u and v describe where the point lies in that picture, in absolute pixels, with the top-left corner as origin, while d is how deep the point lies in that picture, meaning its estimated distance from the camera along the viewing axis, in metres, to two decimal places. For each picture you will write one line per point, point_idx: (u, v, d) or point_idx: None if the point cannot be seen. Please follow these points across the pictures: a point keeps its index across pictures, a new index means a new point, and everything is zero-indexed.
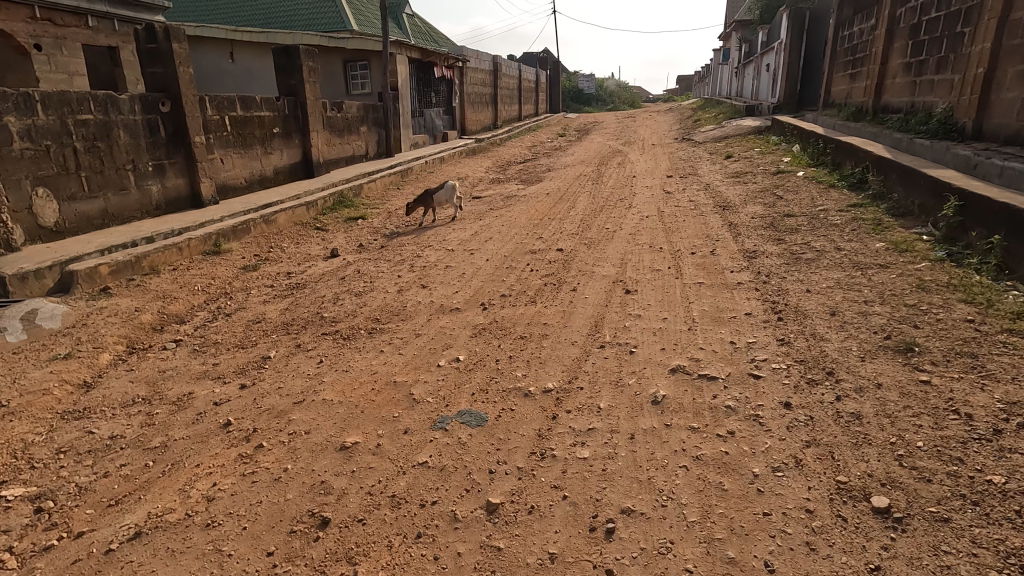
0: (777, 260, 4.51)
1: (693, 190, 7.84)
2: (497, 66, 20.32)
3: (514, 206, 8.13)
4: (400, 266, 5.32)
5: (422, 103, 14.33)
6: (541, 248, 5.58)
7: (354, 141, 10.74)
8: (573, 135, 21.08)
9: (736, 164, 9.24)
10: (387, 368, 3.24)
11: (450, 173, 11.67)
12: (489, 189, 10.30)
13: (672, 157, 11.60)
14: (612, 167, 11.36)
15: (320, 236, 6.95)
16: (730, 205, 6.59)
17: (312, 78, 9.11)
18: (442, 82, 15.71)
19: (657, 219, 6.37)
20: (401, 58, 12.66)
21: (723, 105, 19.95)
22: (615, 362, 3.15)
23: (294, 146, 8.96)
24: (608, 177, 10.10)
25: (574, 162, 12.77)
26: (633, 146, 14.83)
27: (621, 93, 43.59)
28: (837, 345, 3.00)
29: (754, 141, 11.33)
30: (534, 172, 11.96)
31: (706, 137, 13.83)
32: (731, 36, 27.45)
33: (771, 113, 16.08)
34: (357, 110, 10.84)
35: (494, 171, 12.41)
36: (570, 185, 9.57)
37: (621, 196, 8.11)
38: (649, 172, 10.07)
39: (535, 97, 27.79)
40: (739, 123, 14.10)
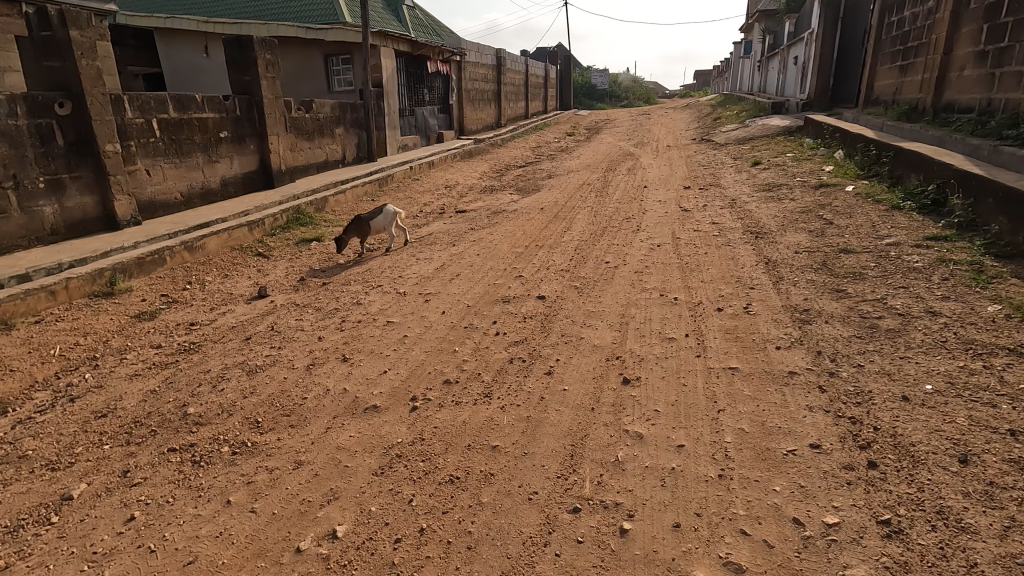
0: (841, 330, 3.15)
1: (715, 207, 6.48)
2: (500, 60, 18.96)
3: (500, 224, 6.83)
4: (330, 318, 4.06)
5: (413, 101, 13.06)
6: (518, 292, 4.28)
7: (327, 144, 9.50)
8: (583, 134, 19.67)
9: (766, 173, 7.83)
10: (211, 553, 1.96)
11: (438, 180, 10.39)
12: (478, 199, 9.02)
13: (690, 162, 10.18)
14: (621, 174, 9.99)
15: (257, 266, 5.72)
16: (762, 231, 5.22)
17: (270, 74, 7.88)
18: (437, 77, 14.43)
19: (672, 250, 5.04)
20: (387, 51, 11.39)
21: (746, 101, 18.39)
22: (593, 555, 1.84)
23: (248, 152, 7.74)
24: (615, 186, 8.75)
25: (580, 167, 11.41)
26: (647, 148, 13.42)
27: (636, 89, 41.90)
28: (997, 553, 1.65)
29: (785, 144, 9.86)
30: (533, 179, 10.66)
31: (728, 138, 12.36)
32: (754, 28, 25.76)
33: (800, 110, 14.55)
34: (331, 109, 9.60)
35: (489, 178, 11.11)
36: (570, 196, 8.23)
37: (628, 212, 6.76)
38: (663, 181, 8.69)
39: (544, 93, 26.36)
40: (766, 123, 12.62)
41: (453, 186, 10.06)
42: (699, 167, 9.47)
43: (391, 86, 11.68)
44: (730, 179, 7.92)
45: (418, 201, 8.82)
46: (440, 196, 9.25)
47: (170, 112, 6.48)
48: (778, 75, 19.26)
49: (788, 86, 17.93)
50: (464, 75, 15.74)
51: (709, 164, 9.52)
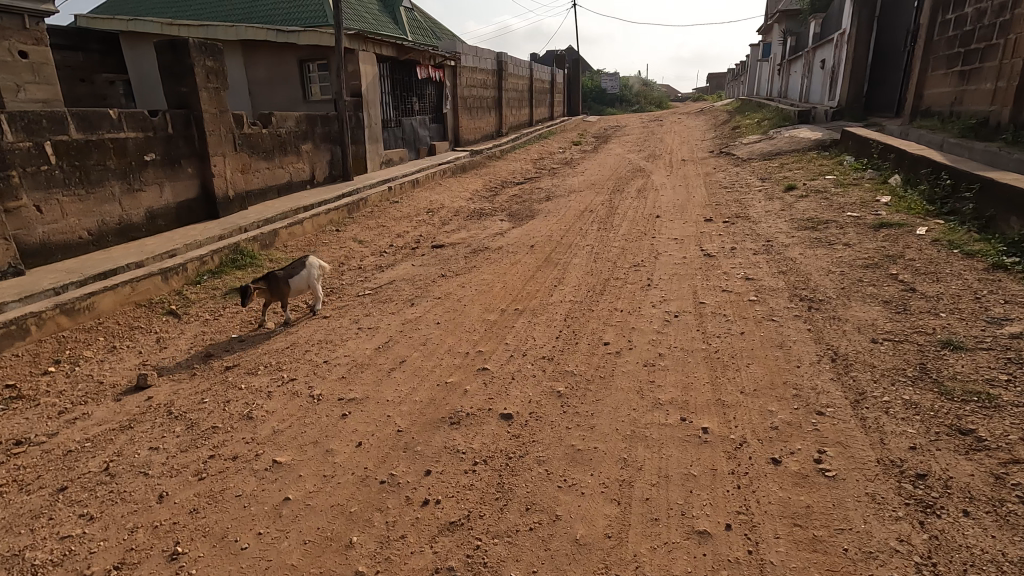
0: (1003, 546, 1.80)
1: (746, 251, 5.16)
2: (501, 65, 17.71)
3: (479, 268, 5.55)
4: (198, 447, 2.79)
5: (399, 111, 11.83)
6: (475, 405, 2.98)
7: (289, 164, 8.28)
8: (591, 143, 18.38)
9: (804, 203, 6.47)
10: None
11: (420, 203, 9.13)
12: (461, 228, 7.75)
13: (710, 183, 8.84)
14: (629, 196, 8.68)
15: (160, 333, 4.48)
16: (817, 300, 3.87)
17: (212, 84, 6.66)
18: (429, 85, 13.21)
19: (695, 329, 3.71)
20: (366, 56, 10.17)
21: (768, 108, 16.98)
22: None
23: (184, 178, 6.53)
24: (620, 214, 7.46)
25: (584, 186, 10.10)
26: (659, 162, 12.10)
27: (649, 93, 40.50)
28: None
29: (820, 163, 8.49)
30: (528, 201, 9.37)
31: (751, 151, 10.99)
32: (775, 30, 24.32)
33: (830, 119, 13.14)
34: (296, 123, 8.38)
35: (479, 200, 9.83)
36: (568, 228, 6.93)
37: (637, 256, 5.44)
38: (679, 209, 7.35)
39: (550, 98, 25.08)
40: (794, 135, 11.23)
41: (436, 210, 8.81)
42: (721, 190, 8.13)
43: (371, 95, 10.44)
44: (761, 210, 6.57)
45: (390, 231, 7.56)
46: (418, 224, 7.99)
47: (72, 133, 5.27)
48: (802, 81, 17.83)
49: (813, 93, 16.51)
50: (459, 82, 14.48)
51: (733, 187, 8.18)
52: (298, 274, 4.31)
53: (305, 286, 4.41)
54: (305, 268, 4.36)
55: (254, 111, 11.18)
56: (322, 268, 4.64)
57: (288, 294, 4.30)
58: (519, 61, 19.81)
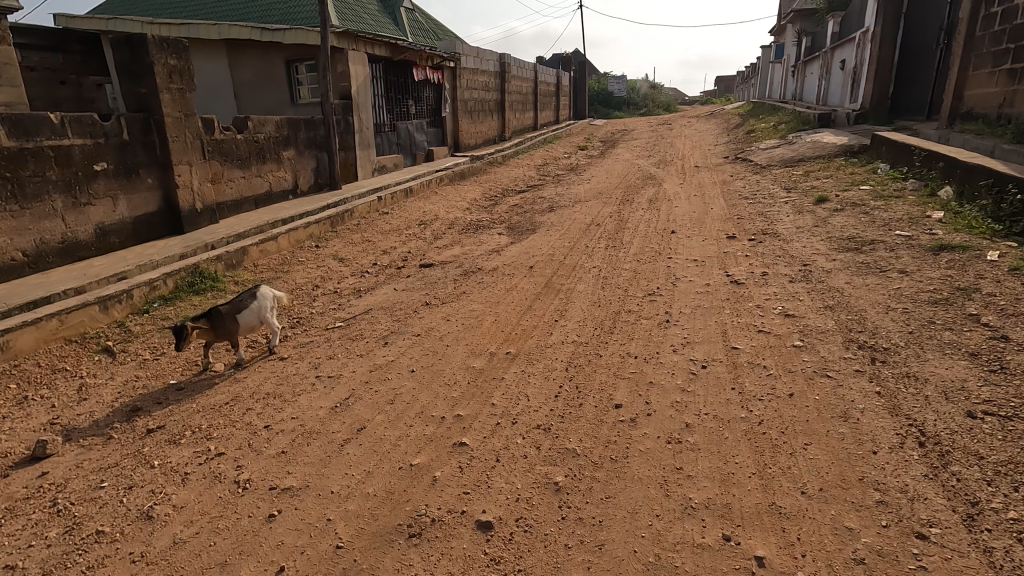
0: None
1: (779, 278, 4.41)
2: (504, 66, 17.02)
3: (469, 295, 4.83)
4: (70, 568, 2.07)
5: (393, 115, 11.14)
6: (444, 505, 2.24)
7: (268, 172, 7.60)
8: (598, 148, 17.66)
9: (840, 218, 5.70)
10: None
11: (412, 214, 8.43)
12: (455, 244, 7.04)
13: (728, 193, 8.09)
14: (640, 207, 7.94)
15: (86, 377, 3.78)
16: (881, 349, 3.11)
17: (175, 84, 5.98)
18: (426, 86, 12.52)
19: (730, 387, 2.96)
20: (357, 56, 9.49)
21: (784, 111, 16.19)
22: None
23: (142, 190, 5.84)
24: (629, 227, 6.72)
25: (590, 194, 9.38)
26: (670, 169, 11.35)
27: (656, 96, 39.72)
28: None
29: (851, 171, 7.72)
30: (529, 212, 8.66)
31: (770, 157, 10.22)
32: (789, 30, 23.50)
33: (853, 122, 12.35)
34: (276, 128, 7.70)
35: (476, 210, 9.12)
36: (573, 244, 6.21)
37: (652, 282, 4.70)
38: (697, 223, 6.60)
39: (555, 101, 24.38)
40: (816, 139, 10.44)
41: (429, 222, 8.09)
42: (742, 201, 7.38)
43: (361, 98, 9.75)
44: (791, 226, 5.81)
45: (376, 247, 6.86)
46: (407, 238, 7.29)
47: (3, 140, 4.59)
48: (820, 83, 17.03)
49: (832, 95, 15.71)
50: (458, 84, 13.79)
51: (755, 198, 7.43)
52: (246, 310, 3.57)
53: (257, 321, 3.67)
54: (255, 302, 3.62)
55: (241, 113, 10.74)
56: (278, 297, 3.88)
57: (235, 332, 3.58)
58: (523, 63, 19.13)
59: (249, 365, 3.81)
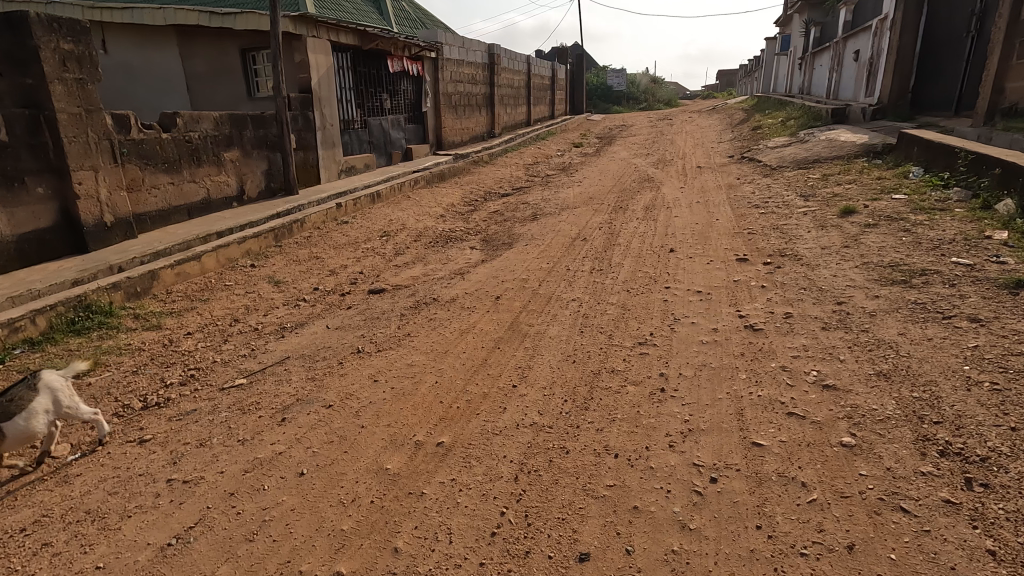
0: None
1: (807, 323, 3.42)
2: (494, 58, 15.95)
3: (415, 339, 3.85)
4: None
5: (364, 111, 10.12)
6: None
7: (204, 177, 6.59)
8: (594, 145, 16.62)
9: (874, 238, 4.70)
10: None
11: (375, 224, 7.43)
12: (418, 262, 6.05)
13: (735, 201, 7.08)
14: (633, 216, 6.93)
15: None
16: (974, 460, 2.11)
17: (71, 74, 4.98)
18: (404, 79, 11.49)
19: (752, 525, 1.96)
20: (317, 44, 8.46)
21: (793, 106, 15.13)
22: None
23: (30, 202, 4.84)
24: (621, 243, 5.73)
25: (580, 200, 8.38)
26: (670, 170, 10.32)
27: (657, 91, 38.57)
28: None
29: (878, 176, 6.71)
30: (509, 221, 7.66)
31: (781, 158, 9.21)
32: (796, 20, 22.39)
33: (870, 118, 11.33)
34: (214, 126, 6.69)
35: (451, 218, 8.12)
36: (552, 265, 5.21)
37: (644, 325, 3.70)
38: (700, 239, 5.60)
39: (551, 95, 23.31)
40: (832, 137, 9.42)
41: (393, 234, 7.10)
42: (751, 212, 6.38)
43: (324, 91, 8.73)
44: (814, 246, 4.81)
45: (324, 266, 5.87)
46: (363, 254, 6.29)
47: None
48: (831, 76, 15.97)
49: (845, 88, 14.65)
50: (441, 77, 12.75)
51: (766, 208, 6.42)
52: (22, 414, 2.58)
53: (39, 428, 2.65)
54: (35, 397, 2.66)
55: (195, 109, 9.78)
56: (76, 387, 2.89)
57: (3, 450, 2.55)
58: (514, 55, 18.05)
59: (93, 453, 2.82)
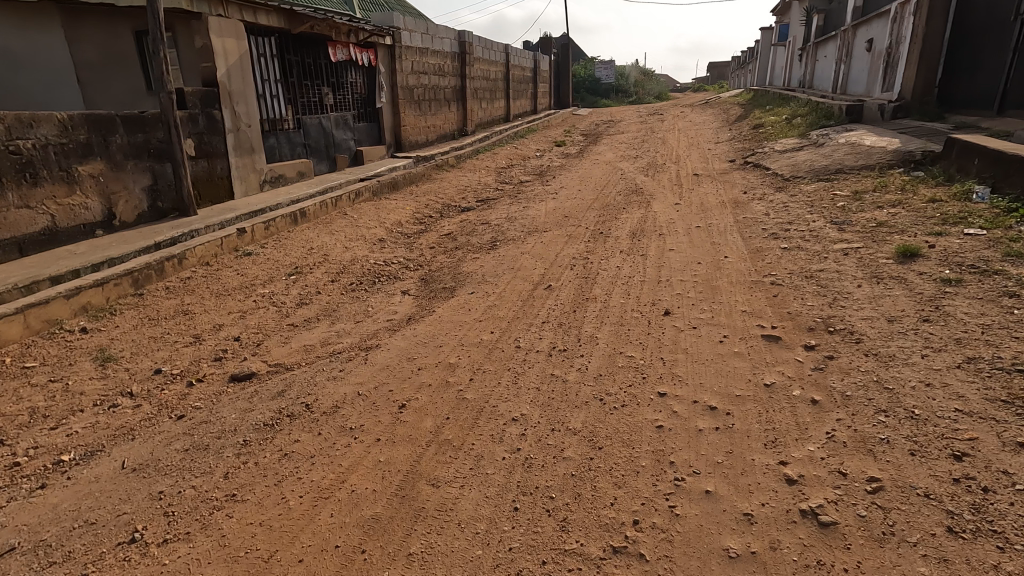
0: None
1: (912, 512, 1.91)
2: (465, 46, 14.29)
3: (238, 510, 2.28)
4: None
5: (297, 108, 8.46)
6: None
7: (43, 200, 4.94)
8: (578, 144, 15.07)
9: (964, 307, 3.18)
10: None
11: (287, 256, 5.83)
12: (323, 320, 4.48)
13: (746, 228, 5.56)
14: (615, 248, 5.40)
15: None
16: None
17: None
18: (350, 70, 9.82)
19: None
20: (224, 26, 6.79)
21: (796, 101, 13.68)
22: None
23: None
24: (599, 296, 4.18)
25: (553, 220, 6.84)
26: (662, 178, 8.80)
27: (647, 84, 37.13)
28: None
29: (930, 197, 5.22)
30: (461, 250, 6.10)
31: (793, 167, 7.73)
32: (795, 8, 20.92)
33: (891, 118, 9.88)
34: (61, 133, 5.04)
35: (390, 245, 6.54)
36: (498, 337, 3.65)
37: (624, 495, 2.16)
38: (707, 292, 4.06)
39: (533, 88, 21.62)
40: (854, 141, 7.94)
41: (305, 271, 5.51)
42: (771, 247, 4.85)
43: (236, 84, 7.07)
44: (874, 318, 3.29)
45: (189, 327, 4.27)
46: (253, 305, 4.70)
47: None
48: (838, 68, 14.47)
49: (855, 82, 13.19)
50: (399, 68, 11.08)
51: (789, 242, 4.90)
52: None
53: None
54: None
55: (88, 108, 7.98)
56: None
57: None
58: (490, 44, 16.38)
59: None
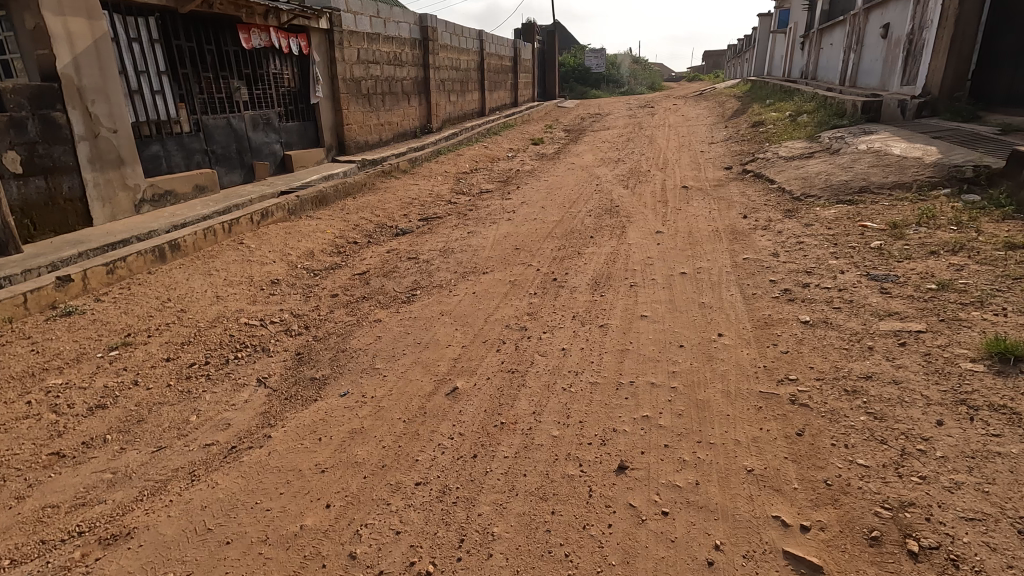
0: None
1: None
2: (429, 32, 12.64)
3: None
4: None
5: (193, 107, 6.85)
6: None
7: None
8: (556, 143, 13.54)
9: None
10: None
11: (124, 316, 4.27)
12: (110, 444, 2.94)
13: (747, 281, 4.06)
14: (567, 310, 3.89)
15: None
16: None
17: None
18: (272, 59, 8.20)
19: None
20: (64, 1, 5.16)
21: (800, 96, 12.16)
22: None
23: None
24: (523, 417, 2.68)
25: (500, 254, 5.32)
26: (645, 191, 7.29)
27: (639, 73, 35.49)
28: None
29: (1006, 240, 3.73)
30: (368, 301, 4.59)
31: (804, 182, 6.24)
32: None
33: (914, 117, 8.39)
34: None
35: (283, 291, 5.00)
36: (333, 523, 2.14)
37: None
38: (688, 419, 2.55)
39: (512, 78, 19.92)
40: (879, 148, 6.44)
41: (138, 341, 3.96)
42: (786, 321, 3.35)
43: (90, 79, 5.47)
44: (993, 524, 1.79)
45: None
46: (21, 413, 3.16)
47: None
48: (846, 58, 12.92)
49: (866, 74, 11.69)
50: (340, 56, 9.45)
51: (810, 312, 3.41)
52: None
53: None
54: None
55: None
56: None
57: None
58: (460, 29, 14.73)
59: None
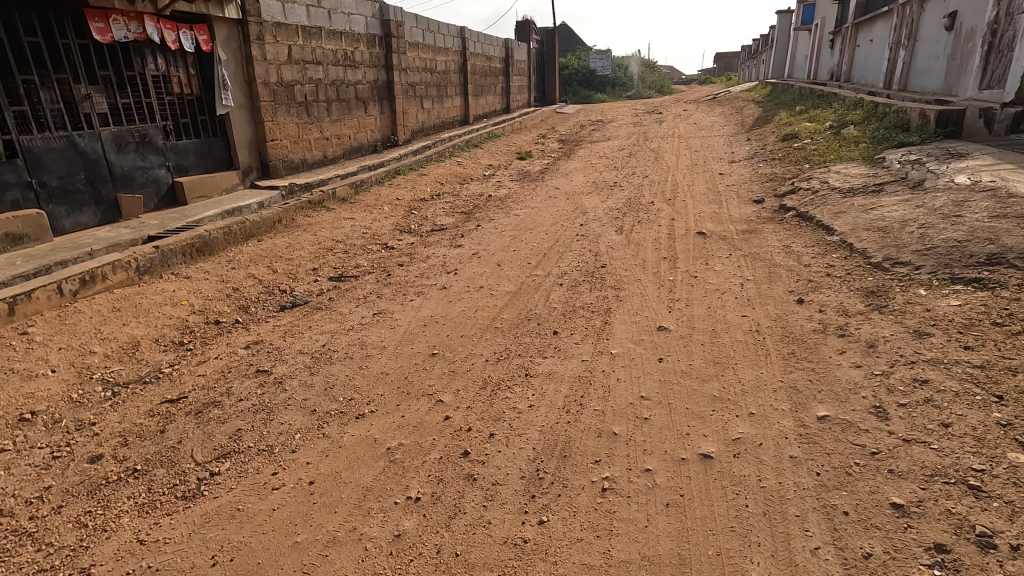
0: None
1: None
2: (392, 28, 10.61)
3: None
4: None
5: (3, 123, 4.86)
6: None
7: None
8: (546, 157, 11.50)
9: None
10: None
11: None
12: None
13: (841, 508, 1.95)
14: None
15: None
16: None
17: None
18: (151, 56, 6.20)
19: None
20: None
21: (839, 101, 10.03)
22: None
23: None
24: None
25: (402, 369, 3.26)
26: (645, 239, 5.20)
27: (647, 76, 33.39)
28: None
29: None
30: (134, 487, 2.54)
31: (885, 238, 4.14)
32: None
33: (1011, 131, 6.27)
34: None
35: (23, 445, 2.96)
36: None
37: None
38: None
39: (503, 82, 17.88)
40: (994, 184, 4.34)
41: None
42: None
43: None
44: None
45: None
46: None
47: None
48: (892, 56, 10.76)
49: (923, 75, 9.54)
50: (259, 54, 7.42)
51: None
52: None
53: None
54: None
55: None
56: None
57: None
58: (436, 26, 12.71)
59: None
